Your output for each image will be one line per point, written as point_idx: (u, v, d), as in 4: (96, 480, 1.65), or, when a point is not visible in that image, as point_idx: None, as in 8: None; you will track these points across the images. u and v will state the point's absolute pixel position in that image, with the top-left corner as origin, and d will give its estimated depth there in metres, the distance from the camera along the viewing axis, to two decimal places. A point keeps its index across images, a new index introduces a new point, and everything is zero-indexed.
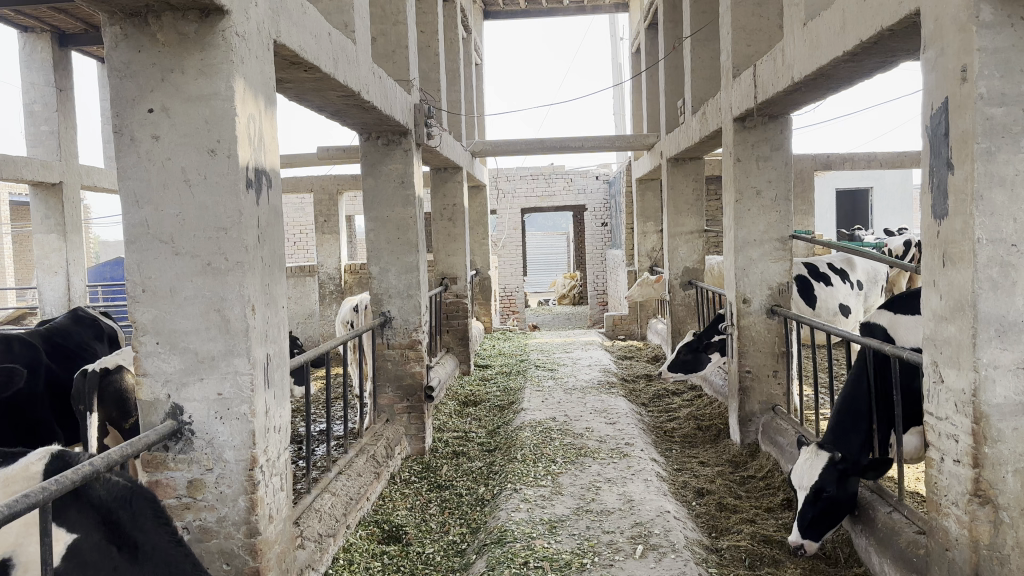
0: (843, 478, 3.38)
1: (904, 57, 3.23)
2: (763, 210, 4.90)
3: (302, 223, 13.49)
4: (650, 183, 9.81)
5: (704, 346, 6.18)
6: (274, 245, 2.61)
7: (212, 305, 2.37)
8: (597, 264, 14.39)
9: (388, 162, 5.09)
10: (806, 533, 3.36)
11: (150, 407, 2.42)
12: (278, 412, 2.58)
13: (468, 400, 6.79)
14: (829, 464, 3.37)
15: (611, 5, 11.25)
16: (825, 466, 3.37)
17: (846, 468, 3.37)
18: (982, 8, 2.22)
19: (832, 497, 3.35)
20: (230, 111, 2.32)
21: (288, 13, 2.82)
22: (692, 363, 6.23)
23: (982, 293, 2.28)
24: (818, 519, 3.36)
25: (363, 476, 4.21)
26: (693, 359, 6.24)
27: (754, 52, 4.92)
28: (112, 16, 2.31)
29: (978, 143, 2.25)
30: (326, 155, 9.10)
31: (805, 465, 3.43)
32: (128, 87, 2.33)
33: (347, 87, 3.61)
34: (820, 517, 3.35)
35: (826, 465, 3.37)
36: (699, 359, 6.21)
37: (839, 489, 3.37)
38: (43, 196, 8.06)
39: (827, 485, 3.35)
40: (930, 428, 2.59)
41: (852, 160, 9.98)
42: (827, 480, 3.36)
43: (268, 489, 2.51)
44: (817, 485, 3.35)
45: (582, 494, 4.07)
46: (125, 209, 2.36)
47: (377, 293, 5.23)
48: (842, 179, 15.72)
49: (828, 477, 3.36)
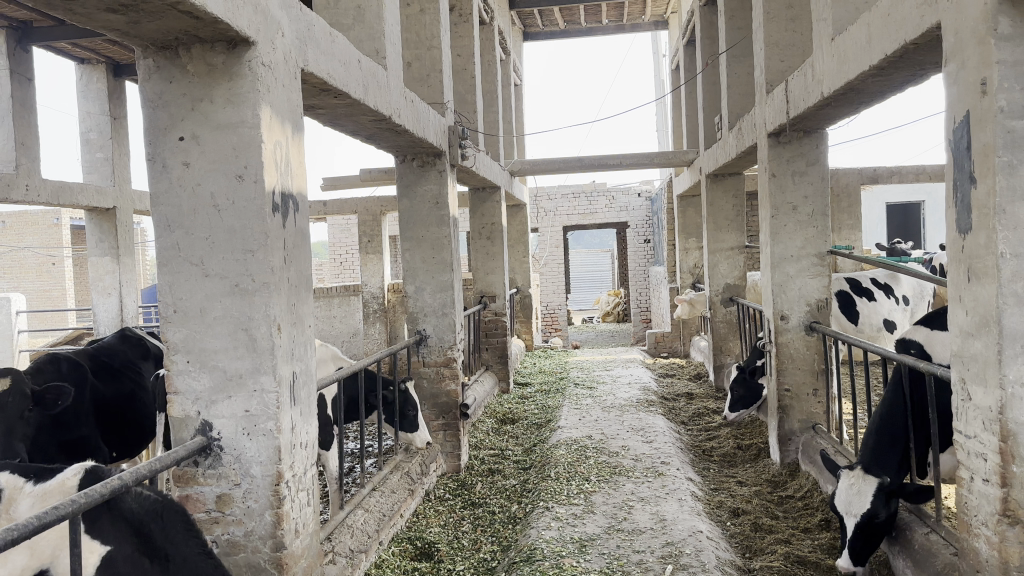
0: (892, 500, 3.29)
1: (933, 70, 3.19)
2: (800, 225, 4.84)
3: (347, 244, 13.73)
4: (690, 199, 9.76)
5: (751, 372, 6.01)
6: (301, 266, 2.69)
7: (240, 325, 2.45)
8: (641, 281, 14.31)
9: (423, 183, 5.18)
10: (857, 560, 3.27)
11: (181, 423, 2.51)
12: (304, 428, 2.65)
13: (506, 418, 6.82)
14: (878, 489, 3.30)
15: (650, 22, 11.28)
16: (875, 491, 3.29)
17: (895, 490, 3.29)
18: (1000, 20, 2.20)
19: (883, 522, 3.27)
20: (257, 137, 2.41)
21: (316, 41, 2.91)
22: (749, 396, 5.98)
23: (1007, 308, 2.23)
24: (866, 544, 3.28)
25: (397, 492, 4.27)
26: (747, 392, 5.99)
27: (787, 67, 4.90)
28: (146, 50, 2.43)
29: (1000, 156, 2.22)
30: (368, 176, 9.27)
31: (853, 491, 3.34)
32: (161, 116, 2.44)
33: (378, 111, 3.71)
34: (868, 542, 3.27)
35: (878, 489, 3.29)
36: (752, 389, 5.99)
37: (890, 512, 3.28)
38: (98, 220, 8.38)
39: (879, 509, 3.26)
40: (960, 446, 2.54)
41: (900, 174, 9.81)
42: (878, 504, 3.27)
43: (295, 503, 2.57)
44: (871, 510, 3.26)
45: (615, 513, 4.06)
46: (157, 233, 2.47)
47: (413, 312, 5.31)
48: (892, 192, 15.44)
49: (879, 502, 3.27)
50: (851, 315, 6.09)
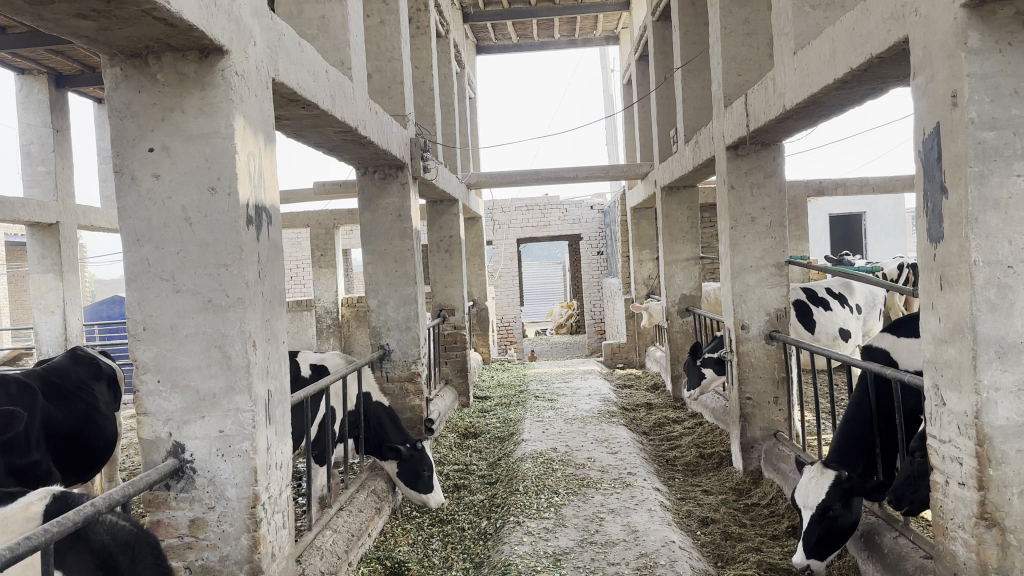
0: (850, 496, 3.32)
1: (894, 85, 3.28)
2: (759, 236, 4.92)
3: (297, 258, 13.53)
4: (644, 211, 9.87)
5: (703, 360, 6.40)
6: (275, 281, 2.62)
7: (213, 342, 2.37)
8: (594, 292, 14.38)
9: (385, 196, 5.12)
10: (813, 554, 3.31)
11: (151, 445, 2.41)
12: (279, 448, 2.57)
13: (468, 432, 6.76)
14: (834, 483, 3.34)
15: (601, 37, 11.40)
16: (830, 484, 3.34)
17: (852, 487, 3.32)
18: (970, 34, 2.26)
19: (837, 515, 3.31)
20: (230, 149, 2.34)
21: (286, 51, 2.85)
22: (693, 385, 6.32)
23: (981, 315, 2.29)
24: (826, 540, 3.31)
25: (364, 511, 4.18)
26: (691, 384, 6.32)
27: (745, 81, 4.98)
28: (113, 57, 2.34)
29: (971, 167, 2.27)
30: (322, 190, 9.15)
31: (810, 486, 3.40)
32: (129, 127, 2.36)
33: (344, 123, 3.65)
34: (827, 537, 3.31)
35: (832, 482, 3.33)
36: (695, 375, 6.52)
37: (845, 508, 3.33)
38: (40, 236, 8.09)
39: (833, 502, 3.31)
40: (934, 451, 2.59)
41: (845, 186, 10.08)
42: (834, 498, 3.32)
43: (270, 527, 2.49)
44: (823, 503, 3.31)
45: (586, 526, 4.04)
46: (126, 248, 2.38)
47: (376, 326, 5.25)
48: (835, 204, 15.82)
49: (833, 495, 3.32)
50: (807, 324, 6.20)
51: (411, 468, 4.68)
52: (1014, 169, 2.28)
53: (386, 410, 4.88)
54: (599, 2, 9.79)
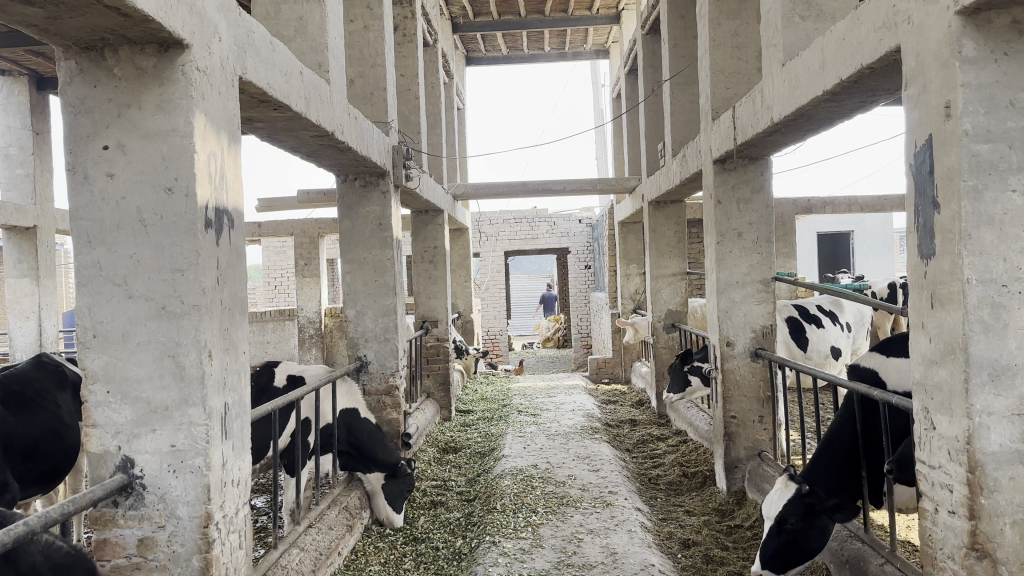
0: (811, 513, 3.30)
1: (884, 97, 3.19)
2: (745, 251, 4.83)
3: (282, 267, 13.38)
4: (632, 226, 9.79)
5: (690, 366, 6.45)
6: (235, 287, 2.50)
7: (166, 351, 2.24)
8: (582, 307, 14.25)
9: (365, 204, 5.01)
10: (767, 564, 3.29)
11: (99, 460, 2.27)
12: (236, 464, 2.44)
13: (448, 447, 6.61)
14: (796, 497, 3.30)
15: (592, 51, 11.34)
16: (792, 497, 3.30)
17: (813, 502, 3.30)
18: (965, 43, 2.17)
19: (795, 529, 3.28)
20: (189, 148, 2.22)
21: (256, 49, 2.74)
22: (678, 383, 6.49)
23: (973, 335, 2.19)
24: (782, 552, 3.28)
25: (334, 529, 4.03)
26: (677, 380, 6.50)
27: (733, 94, 4.89)
28: (67, 50, 2.22)
29: (965, 180, 2.18)
30: (306, 198, 9.02)
31: (773, 497, 3.36)
32: (83, 123, 2.23)
33: (320, 127, 3.53)
34: (785, 549, 3.27)
35: (791, 497, 3.29)
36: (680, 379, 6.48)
37: (805, 523, 3.29)
38: (16, 240, 7.90)
39: (790, 515, 3.28)
40: (923, 476, 2.49)
41: (833, 205, 10.03)
42: (791, 511, 3.29)
43: (224, 547, 2.35)
44: (780, 515, 3.29)
45: (564, 547, 3.90)
46: (77, 251, 2.24)
47: (353, 337, 5.11)
48: (824, 222, 15.76)
49: (792, 508, 3.29)
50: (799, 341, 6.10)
51: (399, 487, 4.59)
52: (1009, 183, 2.18)
53: (374, 425, 4.72)
54: (589, 14, 9.74)
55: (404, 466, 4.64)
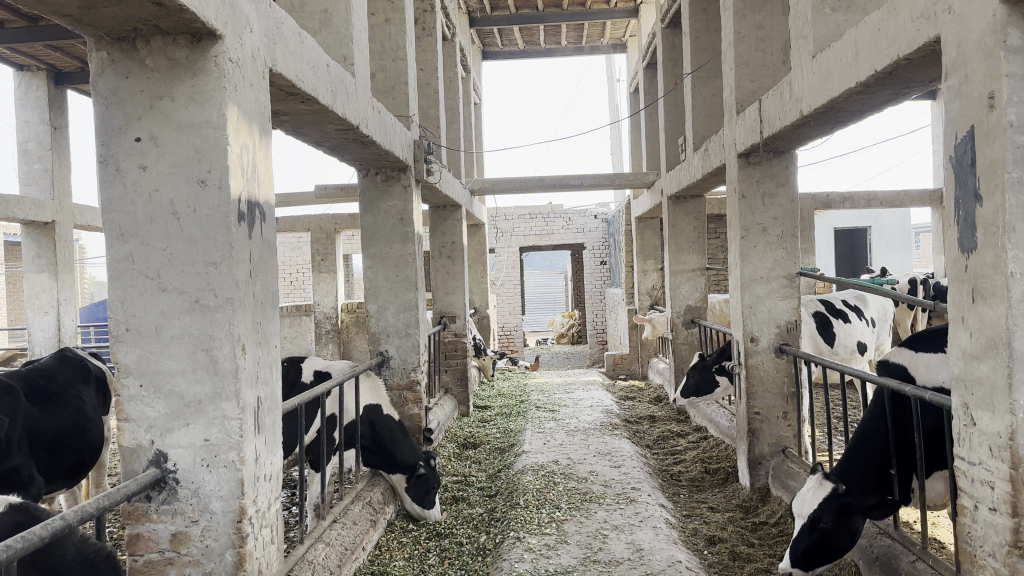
0: (845, 511, 3.22)
1: (918, 89, 3.14)
2: (770, 246, 4.78)
3: (297, 262, 13.42)
4: (649, 221, 9.75)
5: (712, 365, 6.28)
6: (267, 281, 2.48)
7: (200, 345, 2.23)
8: (597, 303, 14.20)
9: (386, 199, 5.00)
10: (796, 562, 3.22)
11: (131, 454, 2.27)
12: (268, 459, 2.43)
13: (467, 442, 6.60)
14: (830, 496, 3.22)
15: (608, 45, 11.30)
16: (826, 496, 3.22)
17: (848, 502, 3.22)
18: (1009, 32, 2.14)
19: (829, 529, 3.21)
20: (222, 140, 2.21)
21: (285, 41, 2.73)
22: (703, 384, 6.30)
23: (1017, 330, 2.15)
24: (813, 551, 3.21)
25: (358, 524, 4.02)
26: (703, 380, 6.31)
27: (757, 87, 4.84)
28: (99, 41, 2.21)
29: (1009, 172, 2.14)
30: (323, 193, 9.02)
31: (806, 494, 3.28)
32: (115, 115, 2.22)
33: (346, 120, 3.52)
34: (816, 548, 3.21)
35: (826, 496, 3.21)
36: (708, 380, 6.26)
37: (838, 523, 3.21)
38: (36, 235, 7.95)
39: (824, 514, 3.21)
40: (962, 473, 2.45)
41: (853, 200, 9.95)
42: (824, 510, 3.21)
43: (257, 542, 2.34)
44: (814, 514, 3.22)
45: (589, 543, 3.88)
46: (109, 244, 2.24)
47: (375, 332, 5.10)
48: (841, 218, 15.67)
49: (826, 508, 3.21)
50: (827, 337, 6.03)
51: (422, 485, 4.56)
52: None
53: (397, 422, 4.68)
54: (607, 8, 9.69)
55: (424, 467, 4.58)
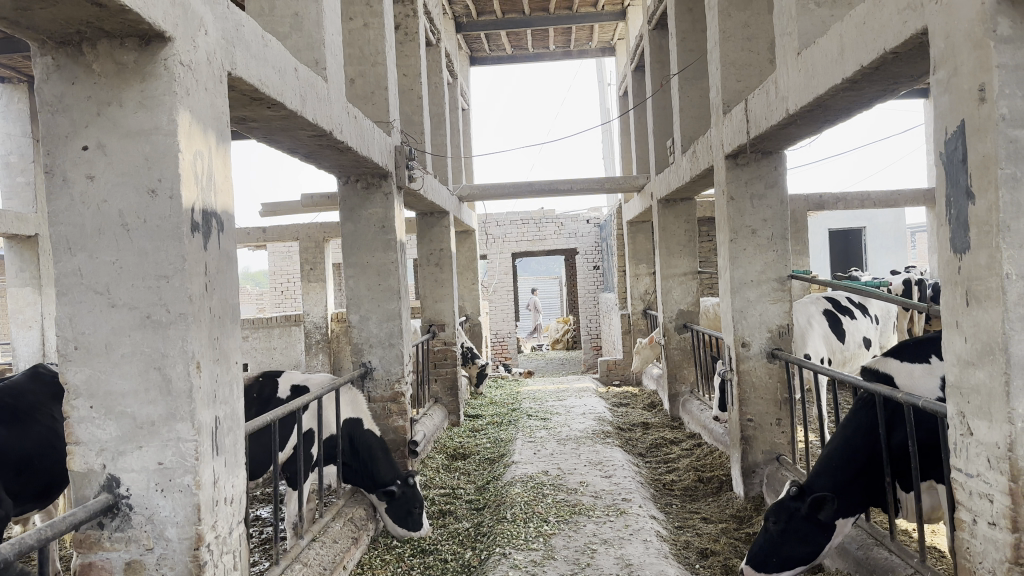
0: (794, 517, 3.29)
1: (907, 84, 3.04)
2: (760, 249, 4.67)
3: (289, 272, 13.31)
4: (640, 225, 9.64)
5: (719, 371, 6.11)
6: (225, 294, 2.36)
7: (152, 363, 2.11)
8: (591, 308, 14.08)
9: (367, 207, 4.87)
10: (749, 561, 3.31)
11: (82, 479, 2.14)
12: (229, 481, 2.30)
13: (456, 453, 6.48)
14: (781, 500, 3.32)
15: (597, 48, 11.22)
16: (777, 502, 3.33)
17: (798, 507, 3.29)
18: (999, 20, 2.02)
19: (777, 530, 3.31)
20: (174, 147, 2.09)
21: (245, 43, 2.61)
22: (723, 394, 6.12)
23: (1013, 333, 2.04)
24: (768, 553, 3.28)
25: (339, 542, 3.90)
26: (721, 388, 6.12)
27: (743, 87, 4.74)
28: (42, 45, 2.09)
29: (1002, 168, 2.04)
30: (310, 202, 8.90)
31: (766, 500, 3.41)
32: (61, 122, 2.11)
33: (318, 126, 3.40)
34: (773, 551, 3.28)
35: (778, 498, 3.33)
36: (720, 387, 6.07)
37: (788, 527, 3.28)
38: (18, 248, 7.79)
39: (773, 516, 3.33)
40: (959, 484, 2.33)
41: (846, 201, 9.85)
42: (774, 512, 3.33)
43: (217, 569, 2.21)
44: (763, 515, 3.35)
45: (576, 559, 3.76)
46: (56, 256, 2.12)
47: (357, 343, 4.98)
48: (835, 219, 15.61)
49: (778, 511, 3.32)
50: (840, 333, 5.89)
51: (404, 505, 4.41)
52: None
53: (377, 438, 4.55)
54: (594, 11, 9.60)
55: (399, 486, 4.42)
